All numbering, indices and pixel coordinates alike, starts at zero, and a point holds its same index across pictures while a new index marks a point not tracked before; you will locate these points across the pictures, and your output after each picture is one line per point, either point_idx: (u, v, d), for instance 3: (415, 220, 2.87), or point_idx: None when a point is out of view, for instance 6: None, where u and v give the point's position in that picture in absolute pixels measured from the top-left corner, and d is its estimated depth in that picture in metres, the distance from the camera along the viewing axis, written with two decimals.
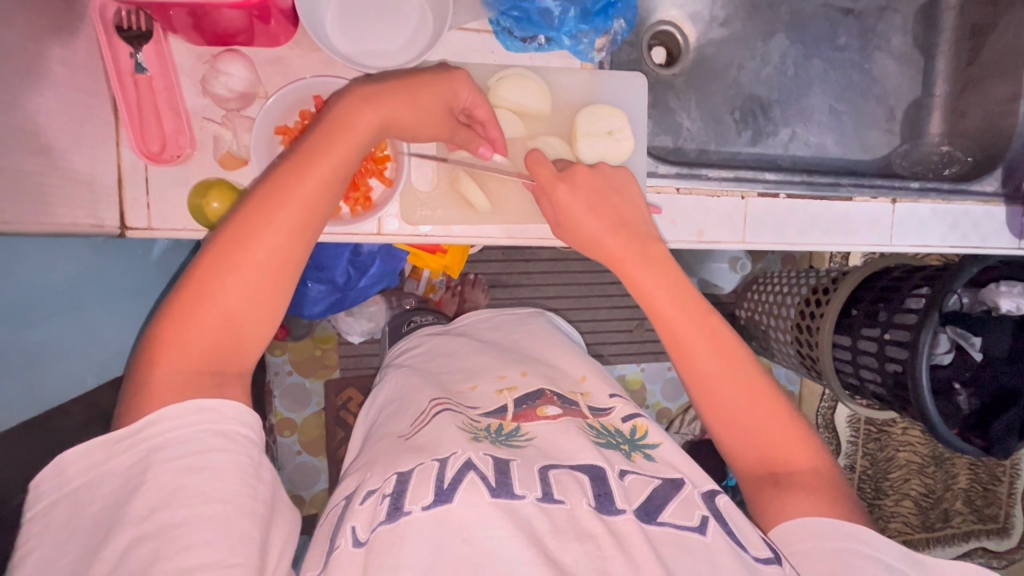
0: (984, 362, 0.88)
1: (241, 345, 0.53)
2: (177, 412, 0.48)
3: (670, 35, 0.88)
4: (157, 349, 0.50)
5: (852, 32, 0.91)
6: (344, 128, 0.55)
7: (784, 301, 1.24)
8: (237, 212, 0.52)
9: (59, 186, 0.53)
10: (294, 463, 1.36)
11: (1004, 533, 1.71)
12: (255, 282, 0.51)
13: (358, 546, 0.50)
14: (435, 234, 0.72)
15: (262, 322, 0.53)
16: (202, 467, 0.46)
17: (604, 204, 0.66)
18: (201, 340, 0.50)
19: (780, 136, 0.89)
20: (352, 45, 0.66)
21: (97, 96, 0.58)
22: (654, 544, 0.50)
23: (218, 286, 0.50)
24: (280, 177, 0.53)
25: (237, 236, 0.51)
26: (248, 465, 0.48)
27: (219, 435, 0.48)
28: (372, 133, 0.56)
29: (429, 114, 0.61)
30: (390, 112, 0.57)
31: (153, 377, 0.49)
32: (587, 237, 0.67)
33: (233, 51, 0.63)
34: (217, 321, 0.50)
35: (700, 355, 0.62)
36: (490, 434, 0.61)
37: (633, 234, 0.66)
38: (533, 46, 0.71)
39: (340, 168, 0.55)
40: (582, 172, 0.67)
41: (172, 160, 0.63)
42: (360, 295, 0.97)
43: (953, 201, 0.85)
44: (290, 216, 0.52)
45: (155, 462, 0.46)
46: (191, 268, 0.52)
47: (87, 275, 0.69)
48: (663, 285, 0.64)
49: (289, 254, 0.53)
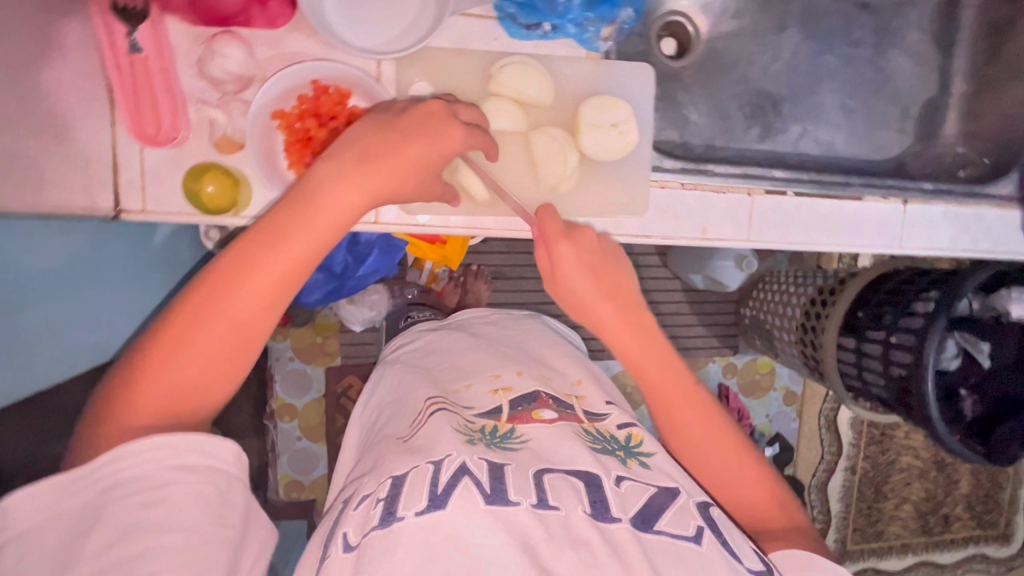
0: (990, 370, 0.86)
1: (191, 410, 0.51)
2: (128, 454, 0.46)
3: (681, 26, 0.86)
4: (121, 399, 0.49)
5: (867, 28, 0.89)
6: (330, 196, 0.52)
7: (790, 301, 1.22)
8: (204, 278, 0.51)
9: (51, 170, 0.52)
10: (293, 448, 1.37)
11: (1004, 540, 1.70)
12: (214, 349, 0.50)
13: (348, 550, 0.51)
14: (433, 224, 0.71)
15: (210, 392, 0.51)
16: (158, 501, 0.46)
17: (598, 270, 0.65)
18: (155, 399, 0.49)
19: (790, 133, 0.87)
20: (352, 27, 0.64)
21: (92, 77, 0.57)
22: (650, 556, 0.52)
23: (172, 354, 0.49)
24: (256, 243, 0.51)
25: (195, 306, 0.50)
26: (212, 495, 0.48)
27: (177, 468, 0.47)
28: (355, 207, 0.54)
29: (416, 166, 0.57)
30: (374, 182, 0.54)
31: (115, 429, 0.48)
32: (577, 295, 0.65)
33: (232, 32, 0.62)
34: (171, 386, 0.49)
35: (683, 421, 0.66)
36: (484, 437, 0.61)
37: (626, 301, 0.66)
38: (537, 34, 0.69)
39: (315, 245, 0.52)
40: (591, 235, 0.67)
41: (168, 142, 0.62)
42: (357, 284, 0.95)
43: (964, 204, 0.83)
44: (264, 284, 0.50)
45: (111, 499, 0.45)
46: (155, 326, 0.51)
47: (84, 257, 0.68)
48: (661, 362, 0.66)
49: (250, 328, 0.51)
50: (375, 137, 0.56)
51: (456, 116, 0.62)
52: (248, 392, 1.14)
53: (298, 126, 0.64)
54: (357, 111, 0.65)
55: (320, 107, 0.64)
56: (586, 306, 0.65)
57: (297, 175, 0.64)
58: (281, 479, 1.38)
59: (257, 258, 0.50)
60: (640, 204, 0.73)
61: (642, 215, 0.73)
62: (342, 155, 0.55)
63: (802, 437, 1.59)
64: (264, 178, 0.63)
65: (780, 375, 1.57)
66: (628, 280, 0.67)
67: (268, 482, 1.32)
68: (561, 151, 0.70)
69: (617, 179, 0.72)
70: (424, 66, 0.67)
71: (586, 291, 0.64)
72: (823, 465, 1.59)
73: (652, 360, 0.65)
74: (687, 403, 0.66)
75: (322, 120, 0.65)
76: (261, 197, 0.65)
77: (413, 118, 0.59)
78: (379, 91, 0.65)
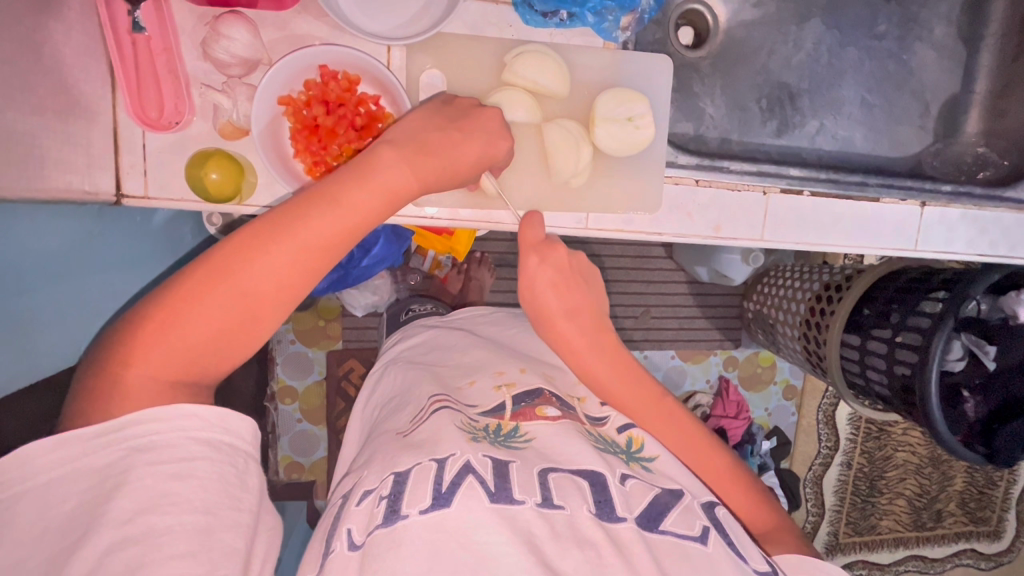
0: (993, 373, 0.85)
1: (205, 367, 0.50)
2: (162, 414, 0.47)
3: (700, 15, 0.83)
4: (133, 348, 0.48)
5: (893, 20, 0.86)
6: (385, 178, 0.53)
7: (795, 296, 1.21)
8: (236, 238, 0.50)
9: (51, 150, 0.51)
10: (293, 430, 1.37)
11: (994, 536, 1.72)
12: (232, 310, 0.49)
13: (353, 549, 0.51)
14: (442, 216, 0.69)
15: (225, 354, 0.51)
16: (188, 475, 0.46)
17: (569, 286, 0.63)
18: (173, 353, 0.48)
19: (808, 128, 0.85)
20: (363, 11, 0.62)
21: (92, 56, 0.55)
22: (658, 558, 0.52)
23: (196, 308, 0.48)
24: (300, 210, 0.51)
25: (223, 265, 0.49)
26: (232, 475, 0.48)
27: (203, 443, 0.48)
28: (410, 192, 0.55)
29: (467, 166, 0.60)
30: (430, 172, 0.56)
31: (127, 381, 0.47)
32: (542, 311, 0.63)
33: (235, 12, 0.59)
34: (191, 341, 0.48)
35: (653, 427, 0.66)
36: (488, 436, 0.60)
37: (590, 322, 0.64)
38: (553, 22, 0.67)
39: (363, 222, 0.52)
40: (564, 252, 0.64)
41: (171, 127, 0.60)
42: (363, 274, 0.93)
43: (987, 208, 0.81)
44: (301, 252, 0.50)
45: (138, 463, 0.45)
46: (177, 277, 0.50)
47: (86, 240, 0.67)
48: (630, 372, 0.65)
49: (277, 295, 0.50)
50: (431, 130, 0.58)
51: (503, 118, 0.63)
52: (250, 373, 1.13)
53: (305, 112, 0.62)
54: (367, 98, 0.63)
55: (328, 93, 0.61)
56: (551, 324, 0.63)
57: (304, 164, 0.62)
58: (281, 460, 1.38)
59: (299, 225, 0.50)
60: (652, 203, 0.71)
61: (654, 212, 0.72)
62: (399, 142, 0.56)
63: (801, 430, 1.60)
64: (269, 166, 0.61)
65: (781, 369, 1.57)
66: (594, 292, 0.65)
67: (270, 463, 1.32)
68: (574, 144, 0.68)
69: (631, 174, 0.71)
70: (436, 52, 0.65)
71: (552, 308, 0.62)
72: (819, 459, 1.60)
73: (618, 372, 0.64)
74: (654, 411, 0.66)
75: (330, 106, 0.62)
76: (268, 183, 0.64)
77: (472, 118, 0.61)
78: (388, 77, 0.62)
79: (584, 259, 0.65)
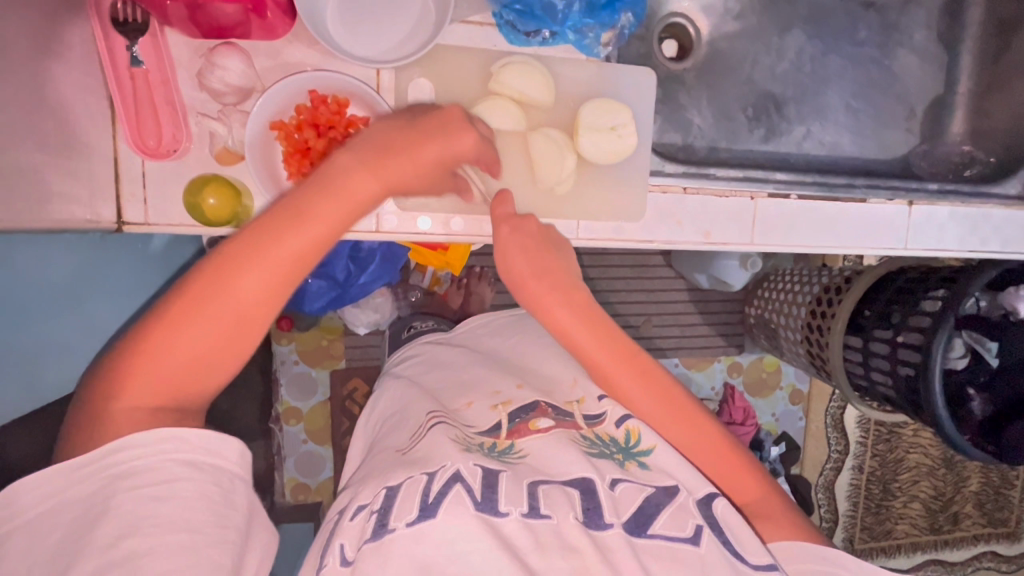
0: (998, 368, 0.85)
1: (194, 389, 0.50)
2: (142, 441, 0.47)
3: (683, 28, 0.85)
4: (121, 381, 0.48)
5: (873, 26, 0.88)
6: (352, 184, 0.51)
7: (796, 300, 1.20)
8: (210, 258, 0.49)
9: (54, 184, 0.52)
10: (299, 451, 1.37)
11: (1014, 537, 1.69)
12: (214, 331, 0.48)
13: (345, 565, 0.51)
14: (435, 231, 0.71)
15: (212, 377, 0.50)
16: (170, 495, 0.46)
17: (539, 252, 0.65)
18: (162, 379, 0.48)
19: (794, 134, 0.87)
20: (350, 37, 0.64)
21: (94, 92, 0.58)
22: (643, 561, 0.52)
23: (178, 334, 0.47)
24: (272, 223, 0.49)
25: (199, 288, 0.48)
26: (218, 494, 0.48)
27: (185, 464, 0.48)
28: (378, 196, 0.53)
29: (434, 169, 0.59)
30: (398, 175, 0.54)
31: (113, 410, 0.48)
32: (513, 276, 0.65)
33: (230, 42, 0.61)
34: (176, 366, 0.48)
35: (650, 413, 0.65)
36: (483, 450, 0.62)
37: (561, 282, 0.64)
38: (536, 40, 0.69)
39: (338, 225, 0.51)
40: (534, 224, 0.67)
41: (170, 154, 0.62)
42: (360, 291, 0.94)
43: (971, 204, 0.83)
44: (275, 266, 0.48)
45: (120, 489, 0.46)
46: (157, 304, 0.49)
47: (86, 266, 0.69)
48: (608, 342, 0.64)
49: (256, 315, 0.49)
50: (400, 129, 0.57)
51: (478, 124, 0.64)
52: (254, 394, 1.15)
53: (297, 136, 0.64)
54: (356, 119, 0.64)
55: (318, 116, 0.63)
56: (525, 288, 0.64)
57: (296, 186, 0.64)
58: (288, 481, 1.38)
59: (270, 242, 0.48)
60: (634, 213, 0.73)
61: (637, 221, 0.74)
62: (364, 145, 0.55)
63: (810, 435, 1.58)
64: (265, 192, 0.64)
65: (786, 374, 1.57)
66: (564, 264, 0.66)
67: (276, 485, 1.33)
68: (558, 152, 0.69)
69: (616, 182, 0.72)
70: (426, 67, 0.68)
71: (522, 271, 0.64)
72: (830, 463, 1.59)
73: (598, 343, 0.63)
74: (646, 388, 0.64)
75: (320, 129, 0.64)
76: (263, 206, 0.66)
77: (436, 115, 0.60)
78: (378, 101, 0.65)
79: (559, 232, 0.69)
